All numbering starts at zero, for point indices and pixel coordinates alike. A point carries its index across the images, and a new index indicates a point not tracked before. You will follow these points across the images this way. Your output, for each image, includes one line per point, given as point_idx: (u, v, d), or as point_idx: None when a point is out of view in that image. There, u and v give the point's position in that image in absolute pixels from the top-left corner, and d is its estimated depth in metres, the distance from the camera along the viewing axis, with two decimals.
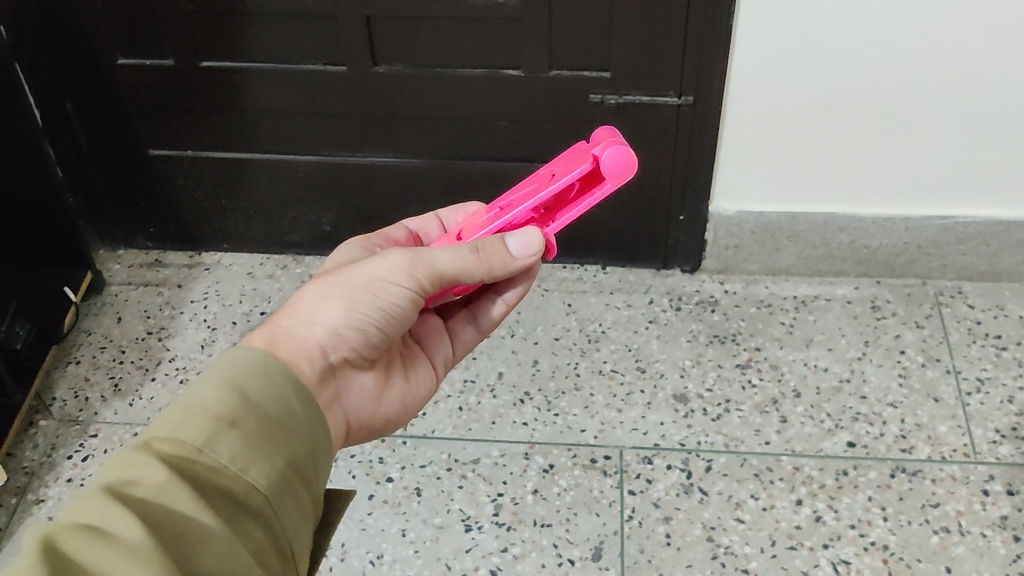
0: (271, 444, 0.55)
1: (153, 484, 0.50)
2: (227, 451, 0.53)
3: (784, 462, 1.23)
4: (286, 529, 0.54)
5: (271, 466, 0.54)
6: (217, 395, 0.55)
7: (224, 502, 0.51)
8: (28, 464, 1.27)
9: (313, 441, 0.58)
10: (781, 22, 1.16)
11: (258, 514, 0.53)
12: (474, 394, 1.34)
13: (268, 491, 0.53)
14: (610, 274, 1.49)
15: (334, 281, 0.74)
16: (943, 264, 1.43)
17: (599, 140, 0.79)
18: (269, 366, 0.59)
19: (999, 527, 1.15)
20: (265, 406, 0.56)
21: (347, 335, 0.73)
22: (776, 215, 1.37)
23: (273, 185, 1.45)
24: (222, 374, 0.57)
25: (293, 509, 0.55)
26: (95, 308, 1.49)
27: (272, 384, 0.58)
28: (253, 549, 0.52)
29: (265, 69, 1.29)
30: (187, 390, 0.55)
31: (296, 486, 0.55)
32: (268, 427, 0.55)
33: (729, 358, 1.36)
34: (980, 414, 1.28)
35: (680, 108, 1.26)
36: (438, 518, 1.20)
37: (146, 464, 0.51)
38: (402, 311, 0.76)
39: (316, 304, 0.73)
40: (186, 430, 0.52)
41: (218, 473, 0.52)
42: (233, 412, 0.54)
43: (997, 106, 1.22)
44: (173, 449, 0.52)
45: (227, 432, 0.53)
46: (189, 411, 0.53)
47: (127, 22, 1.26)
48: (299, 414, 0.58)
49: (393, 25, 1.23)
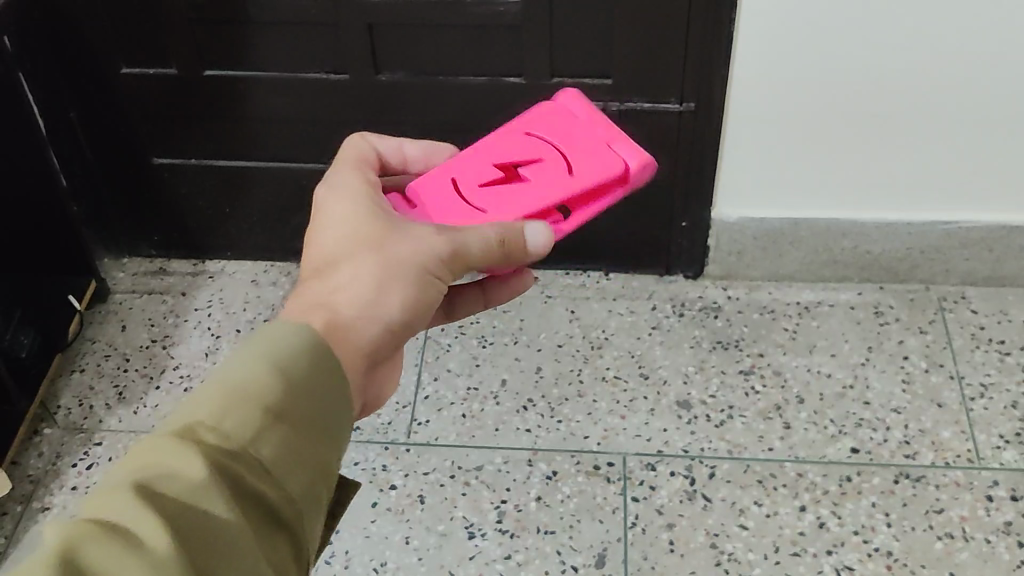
0: (309, 448, 0.54)
1: (190, 480, 0.49)
2: (269, 450, 0.52)
3: (787, 469, 1.23)
4: (310, 540, 0.53)
5: (306, 470, 0.53)
6: (263, 385, 0.54)
7: (256, 505, 0.50)
8: (34, 472, 1.28)
9: (342, 446, 0.57)
10: (782, 28, 1.16)
11: (287, 524, 0.51)
12: (477, 400, 1.34)
13: (299, 497, 0.52)
14: (614, 280, 1.49)
15: (381, 264, 0.71)
16: (946, 269, 1.43)
17: (616, 144, 0.88)
18: (318, 353, 0.57)
19: (1002, 533, 1.15)
20: (307, 400, 0.55)
21: (391, 326, 0.70)
22: (779, 220, 1.37)
23: (277, 193, 1.46)
24: (271, 359, 0.55)
25: (317, 514, 0.54)
26: (100, 316, 1.49)
27: (320, 379, 0.56)
28: (277, 562, 0.50)
29: (270, 77, 1.30)
30: (233, 374, 0.54)
31: (325, 491, 0.54)
32: (308, 427, 0.54)
33: (733, 364, 1.36)
34: (983, 419, 1.28)
35: (681, 114, 1.26)
36: (442, 525, 1.20)
37: (186, 457, 0.49)
38: (434, 300, 0.74)
39: (363, 288, 0.70)
40: (230, 423, 0.52)
41: (256, 475, 0.51)
42: (277, 405, 0.53)
43: (999, 110, 1.22)
44: (212, 442, 0.51)
45: (271, 430, 0.52)
46: (235, 401, 0.53)
47: (131, 32, 1.27)
48: (338, 411, 0.57)
49: (393, 32, 1.24)
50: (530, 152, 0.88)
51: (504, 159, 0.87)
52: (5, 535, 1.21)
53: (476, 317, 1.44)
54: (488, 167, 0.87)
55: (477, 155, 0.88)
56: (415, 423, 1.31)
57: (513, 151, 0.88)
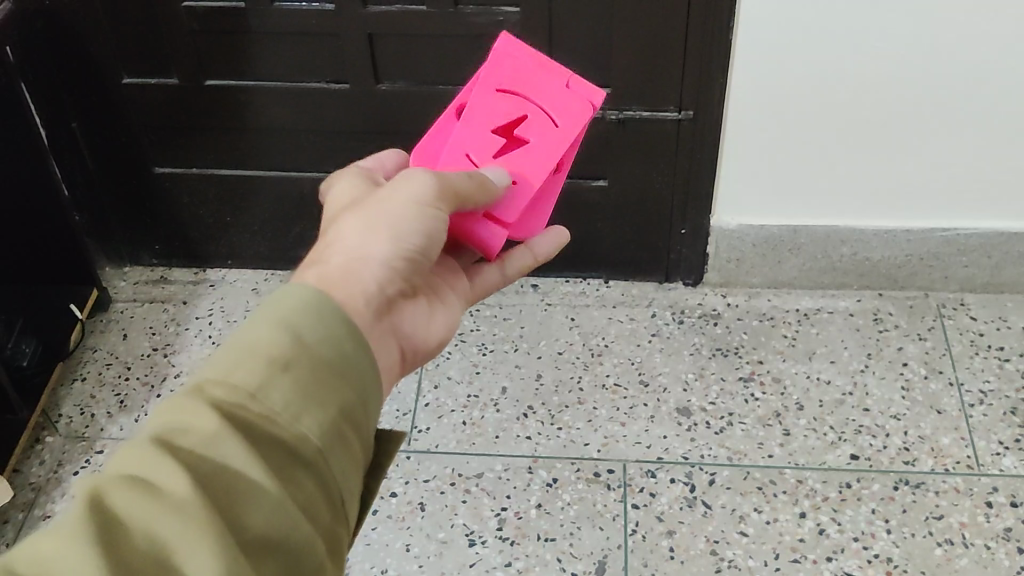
0: (324, 389, 0.52)
1: (204, 433, 0.49)
2: (280, 396, 0.51)
3: (787, 475, 1.24)
4: (337, 478, 0.52)
5: (322, 413, 0.51)
6: (270, 337, 0.52)
7: (273, 451, 0.50)
8: (35, 481, 1.28)
9: (364, 384, 0.55)
10: (782, 38, 1.17)
11: (310, 463, 0.50)
12: (478, 408, 1.34)
13: (317, 439, 0.51)
14: (614, 288, 1.50)
15: (371, 216, 0.69)
16: (945, 276, 1.43)
17: (576, 84, 0.90)
18: (323, 300, 0.56)
19: (1002, 539, 1.15)
20: (320, 347, 0.53)
21: (391, 261, 0.67)
22: (778, 228, 1.38)
23: (278, 202, 1.46)
24: (275, 312, 0.54)
25: (342, 457, 0.53)
26: (102, 325, 1.50)
27: (329, 323, 0.55)
28: (303, 502, 0.50)
29: (270, 87, 1.31)
30: (242, 330, 0.53)
31: (347, 433, 0.53)
32: (319, 370, 0.52)
33: (733, 371, 1.37)
34: (982, 425, 1.28)
35: (680, 122, 1.27)
36: (442, 533, 1.20)
37: (198, 412, 0.50)
38: (437, 235, 0.72)
39: (356, 235, 0.67)
40: (239, 374, 0.51)
41: (270, 421, 0.50)
42: (285, 353, 0.52)
43: (998, 117, 1.22)
44: (222, 395, 0.50)
45: (281, 377, 0.51)
46: (241, 354, 0.52)
47: (134, 42, 1.28)
48: (353, 354, 0.55)
49: (394, 43, 1.25)
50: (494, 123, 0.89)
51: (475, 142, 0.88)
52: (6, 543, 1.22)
53: (476, 325, 1.45)
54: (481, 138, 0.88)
55: (466, 132, 0.88)
56: (415, 431, 1.31)
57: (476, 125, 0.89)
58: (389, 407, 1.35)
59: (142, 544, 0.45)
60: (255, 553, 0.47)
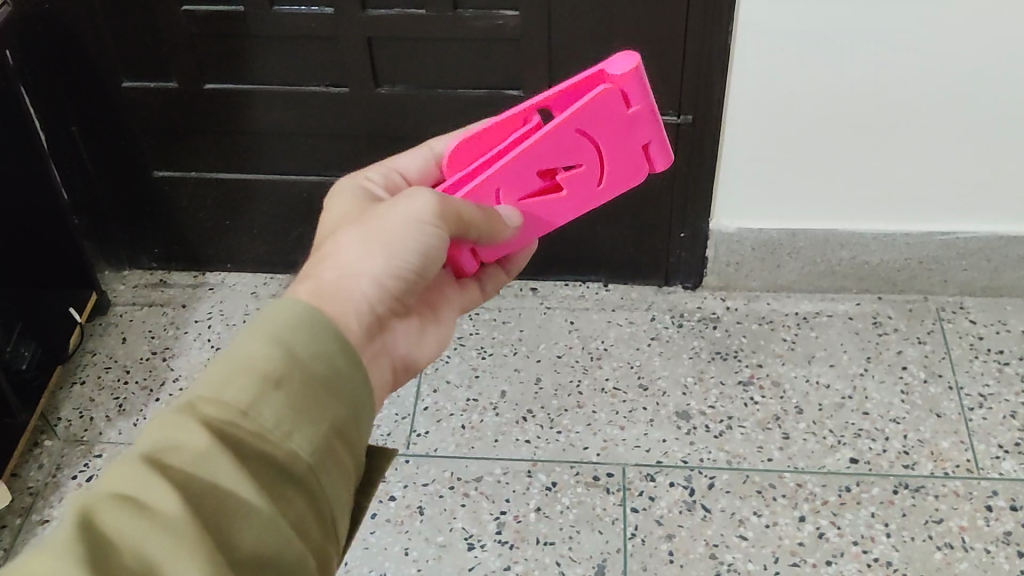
0: (316, 407, 0.52)
1: (194, 450, 0.49)
2: (272, 414, 0.50)
3: (787, 479, 1.23)
4: (328, 495, 0.52)
5: (313, 431, 0.51)
6: (263, 352, 0.52)
7: (264, 468, 0.50)
8: (33, 484, 1.28)
9: (356, 402, 0.55)
10: (781, 42, 1.17)
11: (300, 481, 0.51)
12: (477, 411, 1.34)
13: (308, 457, 0.51)
14: (613, 292, 1.50)
15: (368, 229, 0.69)
16: (944, 280, 1.43)
17: (654, 149, 0.78)
18: (317, 316, 0.55)
19: (1002, 543, 1.15)
20: (312, 363, 0.53)
21: (384, 279, 0.67)
22: (777, 232, 1.38)
23: (278, 206, 1.46)
24: (268, 327, 0.53)
25: (334, 473, 0.53)
26: (101, 328, 1.50)
27: (322, 340, 0.54)
28: (294, 519, 0.51)
29: (269, 90, 1.31)
30: (234, 345, 0.53)
31: (338, 450, 0.53)
32: (312, 388, 0.52)
33: (732, 375, 1.37)
34: (982, 429, 1.28)
35: (679, 126, 1.27)
36: (441, 536, 1.20)
37: (189, 428, 0.49)
38: (434, 252, 0.71)
39: (351, 249, 0.67)
40: (230, 391, 0.50)
41: (262, 439, 0.50)
42: (277, 371, 0.51)
43: (996, 121, 1.23)
44: (213, 412, 0.50)
45: (273, 394, 0.51)
46: (233, 370, 0.51)
47: (134, 46, 1.28)
48: (346, 372, 0.54)
49: (394, 47, 1.25)
50: (548, 159, 0.77)
51: (512, 177, 0.78)
52: (4, 546, 1.21)
53: (476, 329, 1.45)
54: (522, 175, 0.78)
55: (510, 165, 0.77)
56: (414, 434, 1.31)
57: (526, 160, 0.77)
58: (388, 411, 1.34)
59: (131, 561, 0.45)
60: (245, 570, 0.48)
